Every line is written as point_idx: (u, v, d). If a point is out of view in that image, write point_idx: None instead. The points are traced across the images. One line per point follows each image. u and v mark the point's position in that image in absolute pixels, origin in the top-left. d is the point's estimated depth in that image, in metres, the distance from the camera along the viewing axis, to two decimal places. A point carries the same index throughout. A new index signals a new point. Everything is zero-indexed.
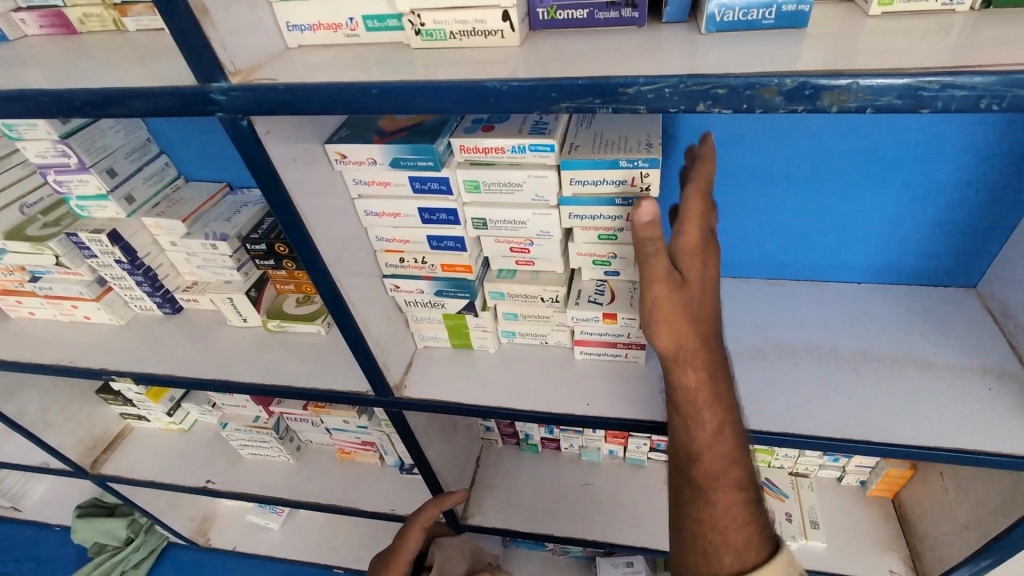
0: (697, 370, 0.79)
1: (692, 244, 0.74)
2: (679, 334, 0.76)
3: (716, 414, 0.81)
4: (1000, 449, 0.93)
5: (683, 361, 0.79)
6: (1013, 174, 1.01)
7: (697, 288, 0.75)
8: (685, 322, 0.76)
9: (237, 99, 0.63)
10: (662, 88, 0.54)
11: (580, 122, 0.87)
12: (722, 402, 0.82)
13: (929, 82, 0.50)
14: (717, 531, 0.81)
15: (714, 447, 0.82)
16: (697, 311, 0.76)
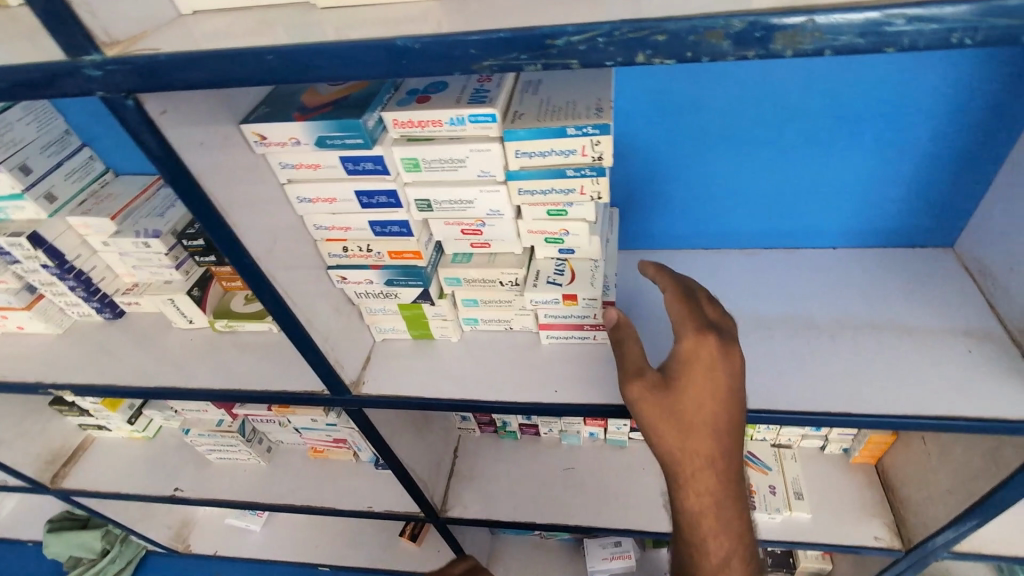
0: (699, 493, 0.78)
1: (687, 354, 0.76)
2: (671, 448, 0.77)
3: (720, 542, 0.81)
4: (980, 414, 0.89)
5: (679, 476, 0.78)
6: (990, 120, 0.95)
7: (691, 395, 0.75)
8: (678, 445, 0.76)
9: (115, 74, 0.55)
10: (594, 37, 0.47)
11: (526, 88, 0.80)
12: (730, 524, 0.80)
13: (895, 15, 0.43)
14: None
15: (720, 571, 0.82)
16: (698, 437, 0.75)
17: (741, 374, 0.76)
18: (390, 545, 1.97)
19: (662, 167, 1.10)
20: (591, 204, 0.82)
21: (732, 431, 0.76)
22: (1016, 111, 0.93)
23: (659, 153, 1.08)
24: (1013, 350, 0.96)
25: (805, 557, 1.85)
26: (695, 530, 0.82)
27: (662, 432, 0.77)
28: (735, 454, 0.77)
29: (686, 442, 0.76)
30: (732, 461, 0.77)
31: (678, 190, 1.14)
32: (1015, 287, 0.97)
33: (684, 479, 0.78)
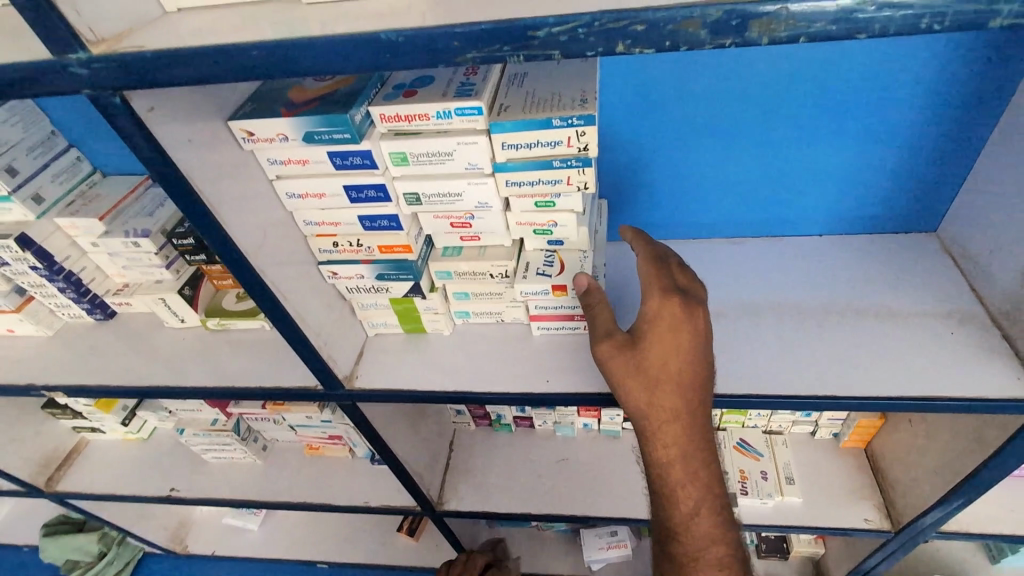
0: (667, 442, 0.85)
1: (651, 314, 0.83)
2: (640, 400, 0.84)
3: (690, 488, 0.88)
4: (961, 394, 0.91)
5: (648, 427, 0.86)
6: (970, 106, 0.97)
7: (654, 351, 0.82)
8: (645, 399, 0.83)
9: (101, 72, 0.56)
10: (574, 28, 0.48)
11: (511, 80, 0.81)
12: (699, 473, 0.87)
13: (865, 3, 0.45)
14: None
15: (691, 516, 0.90)
16: (665, 389, 0.82)
17: (704, 332, 0.82)
18: (388, 540, 1.98)
19: (649, 157, 1.11)
20: (579, 194, 0.83)
21: (696, 385, 0.82)
22: (994, 97, 0.95)
23: (645, 143, 1.09)
24: (994, 332, 0.99)
25: (798, 541, 1.87)
26: (666, 477, 0.89)
27: (631, 388, 0.84)
28: (699, 404, 0.83)
29: (653, 394, 0.83)
30: (697, 413, 0.84)
31: (665, 180, 1.15)
32: (995, 270, 0.99)
33: (654, 430, 0.85)
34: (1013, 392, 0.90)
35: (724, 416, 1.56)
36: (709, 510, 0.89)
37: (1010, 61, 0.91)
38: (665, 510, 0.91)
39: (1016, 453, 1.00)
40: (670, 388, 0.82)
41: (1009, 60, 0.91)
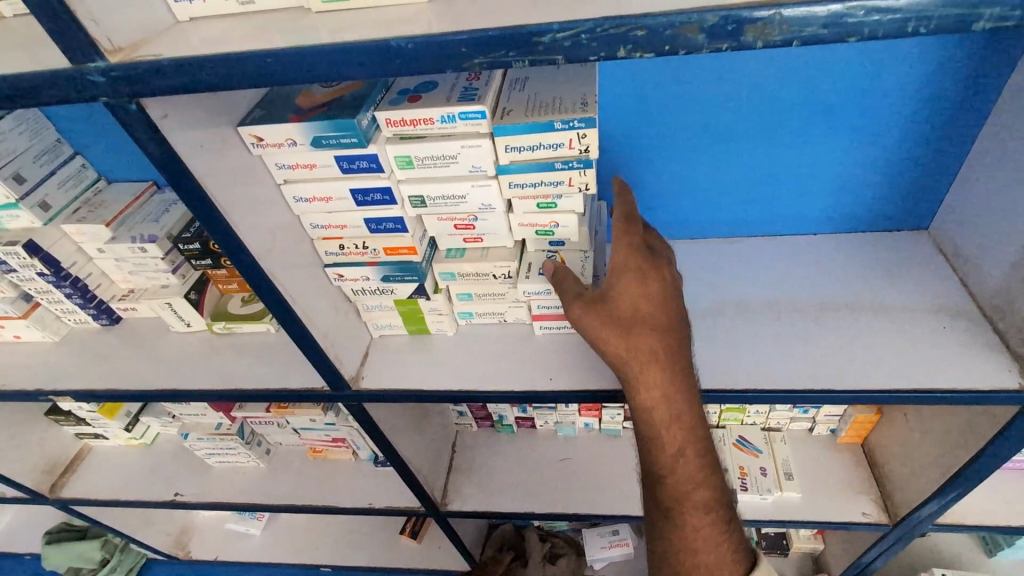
0: (648, 387, 0.86)
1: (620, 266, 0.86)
2: (616, 346, 0.85)
3: (673, 431, 0.87)
4: (956, 386, 0.94)
5: (626, 373, 0.87)
6: (958, 105, 1.00)
7: (625, 299, 0.85)
8: (621, 344, 0.85)
9: (119, 80, 0.57)
10: (577, 34, 0.50)
11: (513, 85, 0.83)
12: (685, 421, 0.87)
13: (854, 8, 0.47)
14: (691, 545, 0.93)
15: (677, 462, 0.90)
16: (638, 332, 0.84)
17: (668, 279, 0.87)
18: (391, 542, 1.99)
19: (647, 158, 1.14)
20: (580, 195, 0.85)
21: (668, 328, 0.85)
22: (982, 96, 0.98)
23: (643, 144, 1.12)
24: (986, 325, 1.01)
25: (798, 538, 1.89)
26: (650, 427, 0.89)
27: (608, 336, 0.85)
28: (675, 347, 0.85)
29: (629, 340, 0.85)
30: (672, 354, 0.85)
31: (663, 180, 1.17)
32: (986, 265, 1.02)
33: (632, 376, 0.86)
34: (1005, 383, 0.93)
35: (723, 413, 1.58)
36: (694, 452, 0.89)
37: (995, 61, 0.93)
38: (651, 457, 0.92)
39: (1009, 443, 1.02)
40: (645, 331, 0.84)
41: (995, 60, 0.93)
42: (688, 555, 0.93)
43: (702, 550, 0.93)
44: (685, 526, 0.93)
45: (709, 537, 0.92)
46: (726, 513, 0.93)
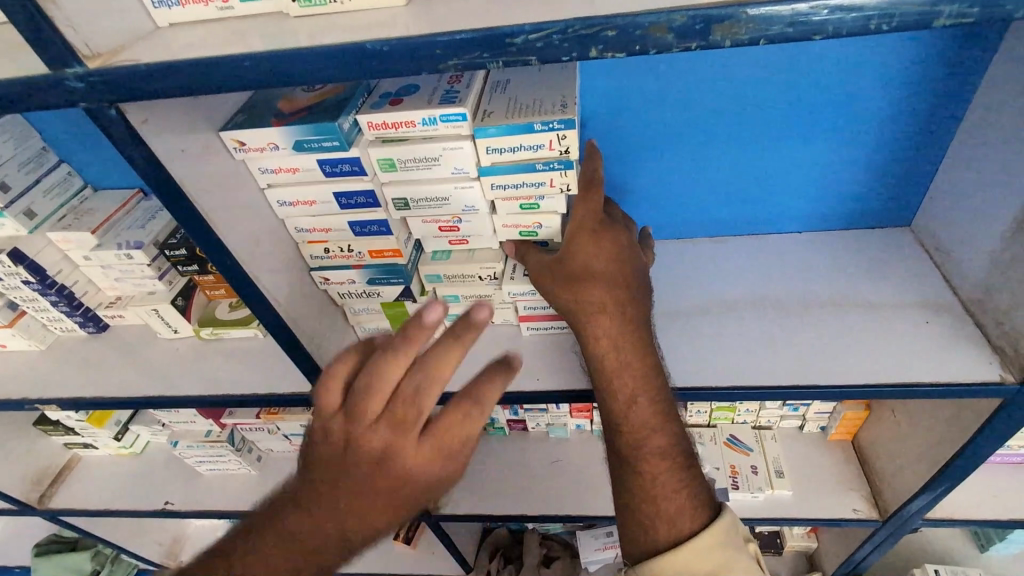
0: (594, 331, 0.89)
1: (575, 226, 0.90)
2: (567, 296, 0.89)
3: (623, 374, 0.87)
4: (937, 379, 0.95)
5: (577, 321, 0.90)
6: (933, 103, 1.01)
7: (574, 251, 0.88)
8: (569, 291, 0.89)
9: (97, 85, 0.58)
10: (549, 35, 0.51)
11: (495, 87, 0.83)
12: (633, 362, 0.88)
13: (818, 7, 0.48)
14: (650, 492, 0.85)
15: (630, 409, 0.88)
16: (586, 278, 0.88)
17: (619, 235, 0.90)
18: (384, 548, 1.98)
19: (631, 158, 1.15)
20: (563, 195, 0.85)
21: (615, 276, 0.89)
22: (958, 94, 1.00)
23: (627, 144, 1.12)
24: (967, 320, 1.02)
25: (790, 536, 1.90)
26: (601, 372, 0.89)
27: (558, 285, 0.89)
28: (621, 294, 0.88)
29: (578, 286, 0.88)
30: (616, 299, 0.89)
31: (647, 181, 1.18)
32: (966, 260, 1.03)
33: (582, 324, 0.90)
34: (984, 376, 0.94)
35: (714, 412, 1.59)
36: (645, 391, 0.87)
37: (970, 59, 0.95)
38: (604, 403, 0.90)
39: (992, 436, 1.04)
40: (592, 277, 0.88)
41: (969, 58, 0.95)
42: (654, 515, 0.84)
43: (661, 499, 0.85)
44: (641, 472, 0.86)
45: (666, 485, 0.85)
46: (685, 462, 0.87)
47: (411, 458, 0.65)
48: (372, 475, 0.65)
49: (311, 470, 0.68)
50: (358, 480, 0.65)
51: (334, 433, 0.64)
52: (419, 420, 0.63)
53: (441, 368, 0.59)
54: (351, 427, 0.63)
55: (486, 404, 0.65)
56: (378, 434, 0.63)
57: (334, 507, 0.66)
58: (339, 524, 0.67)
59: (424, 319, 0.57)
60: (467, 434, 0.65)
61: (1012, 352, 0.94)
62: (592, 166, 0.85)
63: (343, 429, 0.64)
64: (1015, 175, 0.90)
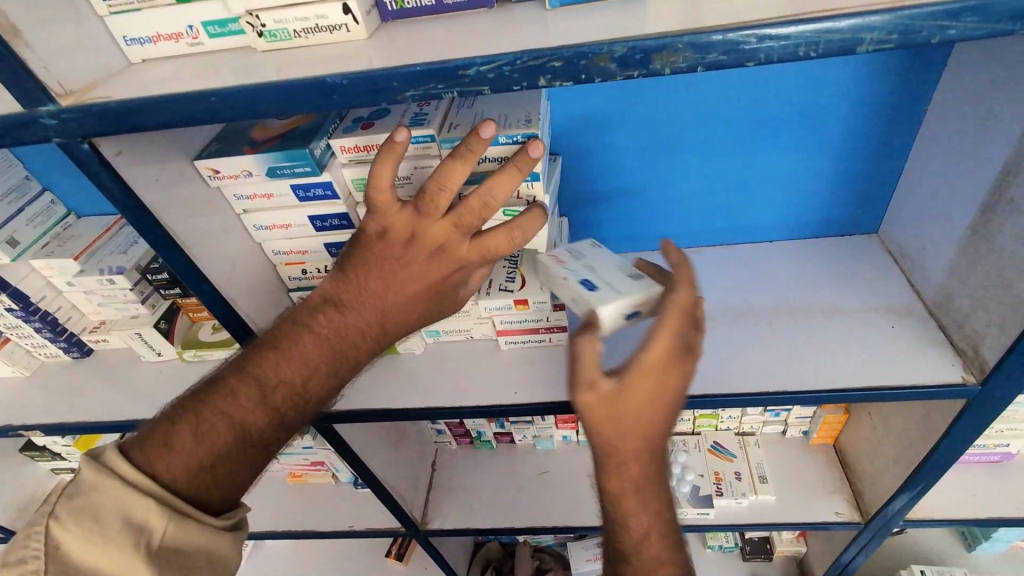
0: (621, 476, 0.83)
1: (653, 359, 0.76)
2: (601, 438, 0.79)
3: (641, 516, 0.85)
4: (902, 382, 0.97)
5: (606, 462, 0.82)
6: (891, 116, 1.05)
7: (634, 404, 0.77)
8: (609, 430, 0.78)
9: (70, 121, 0.60)
10: (499, 66, 0.54)
11: (463, 103, 0.85)
12: (653, 505, 0.85)
13: (747, 36, 0.52)
14: None
15: (642, 544, 0.86)
16: (627, 428, 0.78)
17: (684, 386, 0.79)
18: (376, 566, 1.98)
19: (603, 173, 1.18)
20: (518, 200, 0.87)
21: (651, 427, 0.79)
22: (911, 108, 1.04)
23: (597, 161, 1.16)
24: (930, 322, 1.05)
25: (779, 540, 1.91)
26: (616, 508, 0.86)
27: (596, 418, 0.77)
28: (658, 447, 0.81)
29: (620, 435, 0.78)
30: (652, 446, 0.81)
31: (621, 195, 1.21)
32: (928, 265, 1.06)
33: (609, 467, 0.82)
34: (947, 377, 0.97)
35: (697, 420, 1.61)
36: (660, 532, 0.86)
37: (920, 73, 1.00)
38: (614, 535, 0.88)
39: (959, 436, 1.06)
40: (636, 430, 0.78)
41: (920, 74, 1.00)
42: None
43: None
44: None
45: None
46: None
47: (454, 254, 0.79)
48: (426, 264, 0.79)
49: (360, 264, 0.80)
50: (410, 270, 0.79)
51: (393, 227, 0.76)
52: (470, 225, 0.76)
53: (499, 186, 0.73)
54: (412, 219, 0.75)
55: (527, 227, 0.78)
56: (434, 228, 0.76)
57: (384, 289, 0.80)
58: (388, 307, 0.82)
59: (487, 131, 0.69)
60: (505, 247, 0.79)
61: (973, 353, 0.96)
62: (687, 297, 0.79)
63: (404, 224, 0.76)
64: (966, 183, 0.94)
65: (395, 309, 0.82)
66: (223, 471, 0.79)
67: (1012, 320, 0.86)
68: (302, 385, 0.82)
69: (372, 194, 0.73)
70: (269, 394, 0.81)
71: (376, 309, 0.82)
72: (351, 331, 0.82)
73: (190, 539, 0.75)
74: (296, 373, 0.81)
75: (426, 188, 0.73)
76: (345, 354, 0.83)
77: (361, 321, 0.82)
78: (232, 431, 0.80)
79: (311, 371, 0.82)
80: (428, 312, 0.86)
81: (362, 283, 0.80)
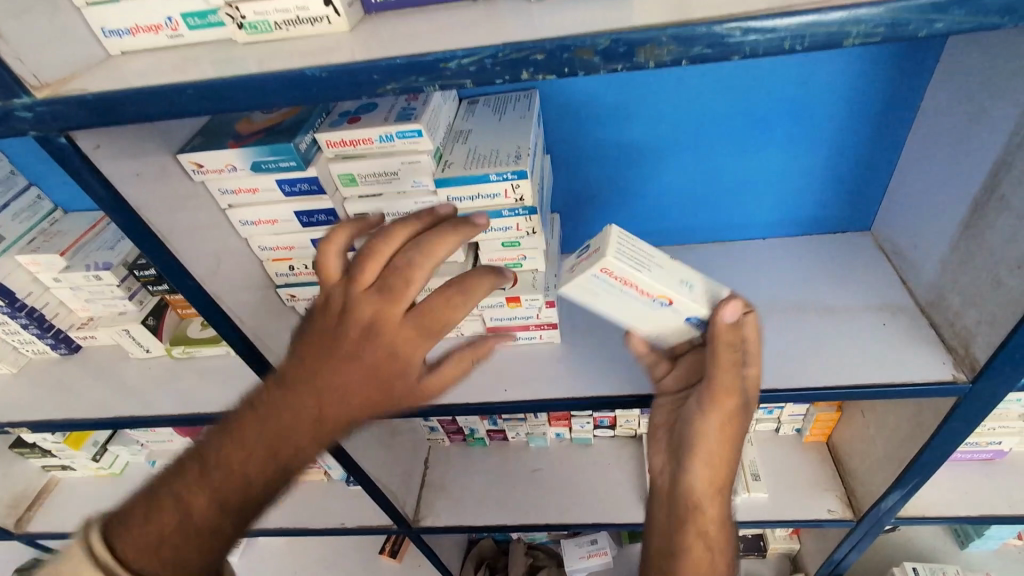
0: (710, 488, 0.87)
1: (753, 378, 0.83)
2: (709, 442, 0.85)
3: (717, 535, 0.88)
4: (893, 380, 0.97)
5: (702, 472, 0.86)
6: (885, 112, 1.05)
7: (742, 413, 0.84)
8: (730, 434, 0.84)
9: (45, 113, 0.60)
10: (481, 59, 0.54)
11: (456, 139, 0.90)
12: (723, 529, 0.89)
13: (732, 29, 0.51)
14: None
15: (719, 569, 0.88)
16: (740, 437, 0.85)
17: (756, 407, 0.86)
18: (370, 562, 1.98)
19: (595, 171, 1.17)
20: (511, 205, 0.86)
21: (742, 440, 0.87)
22: (906, 102, 1.03)
23: (587, 158, 1.15)
24: (921, 320, 1.05)
25: (773, 538, 1.91)
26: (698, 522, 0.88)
27: (719, 424, 0.83)
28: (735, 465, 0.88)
29: (729, 438, 0.85)
30: (731, 461, 0.86)
31: (612, 192, 1.20)
32: (920, 263, 1.06)
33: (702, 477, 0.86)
34: (937, 375, 0.96)
35: None
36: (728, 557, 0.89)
37: (916, 67, 0.98)
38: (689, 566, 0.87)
39: (950, 434, 1.06)
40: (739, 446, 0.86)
41: (915, 68, 0.98)
42: None
43: None
44: None
45: None
46: None
47: (389, 330, 0.64)
48: (354, 342, 0.63)
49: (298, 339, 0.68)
50: (331, 349, 0.63)
51: (327, 303, 0.65)
52: (406, 294, 0.64)
53: (441, 246, 0.65)
54: (345, 293, 0.64)
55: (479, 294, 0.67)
56: (367, 299, 0.63)
57: (298, 378, 0.63)
58: (303, 400, 0.63)
59: (443, 209, 0.70)
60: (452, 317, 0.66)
61: (964, 351, 0.96)
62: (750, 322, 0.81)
63: (337, 298, 0.65)
64: (959, 180, 0.93)
65: (310, 403, 0.63)
66: (171, 557, 0.62)
67: (1003, 318, 0.85)
68: (197, 499, 0.64)
69: (316, 264, 0.68)
70: (157, 513, 0.63)
71: (289, 409, 0.63)
72: (260, 432, 0.64)
73: None
74: (194, 487, 0.64)
75: (368, 254, 0.65)
76: (251, 462, 0.64)
77: (271, 416, 0.64)
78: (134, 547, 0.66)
79: (209, 484, 0.63)
80: (374, 403, 0.65)
81: (292, 365, 0.65)
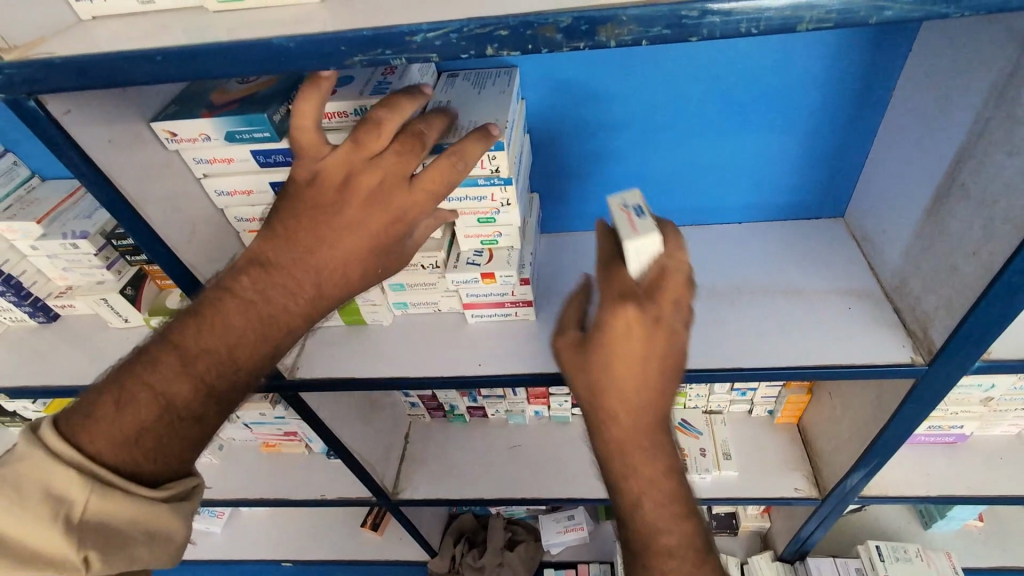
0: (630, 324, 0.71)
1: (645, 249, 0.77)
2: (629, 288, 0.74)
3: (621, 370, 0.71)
4: (853, 361, 1.00)
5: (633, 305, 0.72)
6: (858, 100, 1.06)
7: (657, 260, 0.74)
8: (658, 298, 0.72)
9: (14, 76, 0.61)
10: (446, 33, 0.55)
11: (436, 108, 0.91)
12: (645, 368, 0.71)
13: (690, 10, 0.52)
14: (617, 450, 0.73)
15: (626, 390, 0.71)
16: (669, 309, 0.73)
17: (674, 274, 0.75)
18: (352, 535, 2.02)
19: (574, 150, 1.18)
20: (488, 176, 0.88)
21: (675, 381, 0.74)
22: (878, 89, 1.04)
23: (565, 138, 1.16)
24: (885, 304, 1.08)
25: (745, 517, 1.98)
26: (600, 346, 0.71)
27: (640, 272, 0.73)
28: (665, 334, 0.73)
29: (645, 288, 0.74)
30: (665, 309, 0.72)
31: (590, 173, 1.22)
32: (887, 249, 1.09)
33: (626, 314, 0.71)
34: (896, 357, 1.00)
35: None
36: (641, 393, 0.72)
37: (888, 53, 0.99)
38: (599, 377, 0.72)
39: (909, 414, 1.10)
40: (602, 339, 0.69)
41: (887, 53, 0.99)
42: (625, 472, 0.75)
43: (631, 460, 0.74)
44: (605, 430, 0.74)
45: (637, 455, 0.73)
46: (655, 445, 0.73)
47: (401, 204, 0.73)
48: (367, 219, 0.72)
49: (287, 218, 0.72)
50: (347, 218, 0.71)
51: (326, 171, 0.70)
52: (410, 161, 0.71)
53: (469, 151, 0.73)
54: (348, 159, 0.69)
55: (470, 161, 0.74)
56: (381, 152, 0.70)
57: (319, 239, 0.72)
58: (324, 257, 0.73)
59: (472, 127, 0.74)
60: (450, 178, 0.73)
61: (923, 335, 0.99)
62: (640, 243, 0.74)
63: (340, 164, 0.70)
64: (923, 168, 0.96)
65: (334, 264, 0.73)
66: (156, 441, 0.71)
67: (958, 303, 0.89)
68: (228, 355, 0.74)
69: (297, 134, 0.69)
70: (190, 363, 0.72)
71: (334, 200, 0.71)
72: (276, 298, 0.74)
73: (114, 511, 0.68)
74: (219, 342, 0.73)
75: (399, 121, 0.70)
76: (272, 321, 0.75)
77: (289, 283, 0.73)
78: (155, 406, 0.71)
79: (236, 340, 0.74)
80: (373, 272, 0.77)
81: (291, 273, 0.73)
